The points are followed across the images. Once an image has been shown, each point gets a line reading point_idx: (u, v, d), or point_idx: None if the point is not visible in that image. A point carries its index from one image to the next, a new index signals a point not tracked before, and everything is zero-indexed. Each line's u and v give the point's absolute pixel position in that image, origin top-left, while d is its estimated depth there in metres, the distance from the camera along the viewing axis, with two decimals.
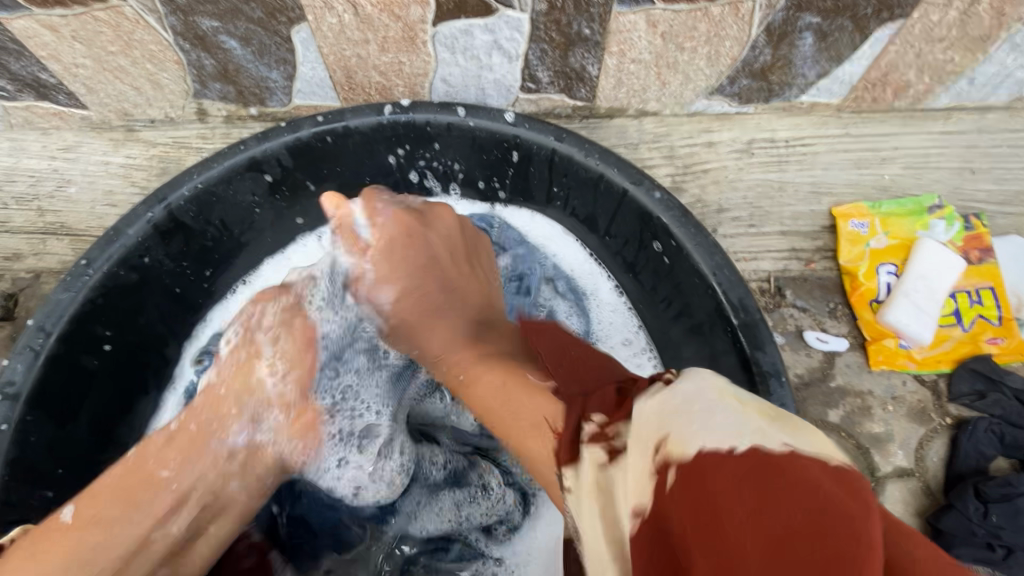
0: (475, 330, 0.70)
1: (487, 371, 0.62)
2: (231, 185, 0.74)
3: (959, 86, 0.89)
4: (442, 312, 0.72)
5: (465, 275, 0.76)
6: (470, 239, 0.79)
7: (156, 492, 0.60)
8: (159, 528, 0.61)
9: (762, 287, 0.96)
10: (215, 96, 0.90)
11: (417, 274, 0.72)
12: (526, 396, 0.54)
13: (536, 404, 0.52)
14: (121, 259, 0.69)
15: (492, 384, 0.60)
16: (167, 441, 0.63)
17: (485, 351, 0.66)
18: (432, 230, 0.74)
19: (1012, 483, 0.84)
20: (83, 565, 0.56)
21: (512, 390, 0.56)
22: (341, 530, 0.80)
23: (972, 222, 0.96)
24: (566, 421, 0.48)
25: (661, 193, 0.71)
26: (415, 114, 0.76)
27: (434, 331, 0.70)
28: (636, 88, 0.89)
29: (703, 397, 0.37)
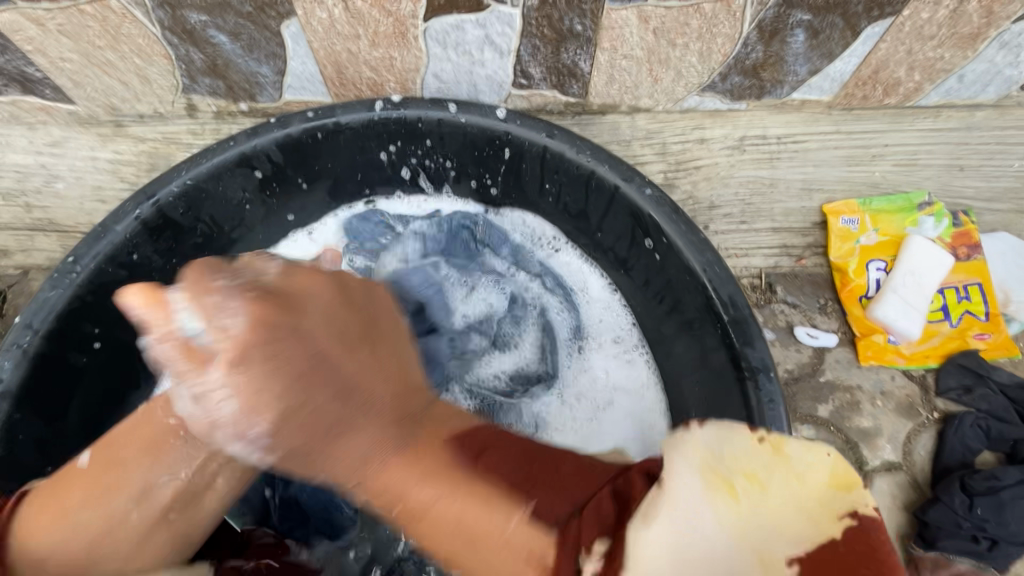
0: (401, 431, 0.48)
1: (437, 498, 0.44)
2: (221, 181, 0.74)
3: (949, 83, 0.88)
4: (353, 412, 0.48)
5: (371, 355, 0.52)
6: (358, 300, 0.56)
7: (168, 443, 0.61)
8: (162, 475, 0.61)
9: (753, 283, 0.98)
10: (204, 91, 0.89)
11: (313, 360, 0.47)
12: (483, 514, 0.43)
13: (514, 546, 0.41)
14: (110, 255, 0.69)
15: (443, 514, 0.44)
16: (173, 393, 0.63)
17: (423, 465, 0.46)
18: (304, 315, 0.48)
19: (998, 477, 0.85)
20: (95, 505, 0.58)
21: (466, 506, 0.43)
22: (332, 515, 0.79)
23: (961, 219, 0.98)
24: (557, 557, 0.40)
25: (651, 190, 0.72)
26: (406, 110, 0.75)
27: (353, 441, 0.47)
28: (628, 84, 0.88)
29: (695, 512, 0.36)
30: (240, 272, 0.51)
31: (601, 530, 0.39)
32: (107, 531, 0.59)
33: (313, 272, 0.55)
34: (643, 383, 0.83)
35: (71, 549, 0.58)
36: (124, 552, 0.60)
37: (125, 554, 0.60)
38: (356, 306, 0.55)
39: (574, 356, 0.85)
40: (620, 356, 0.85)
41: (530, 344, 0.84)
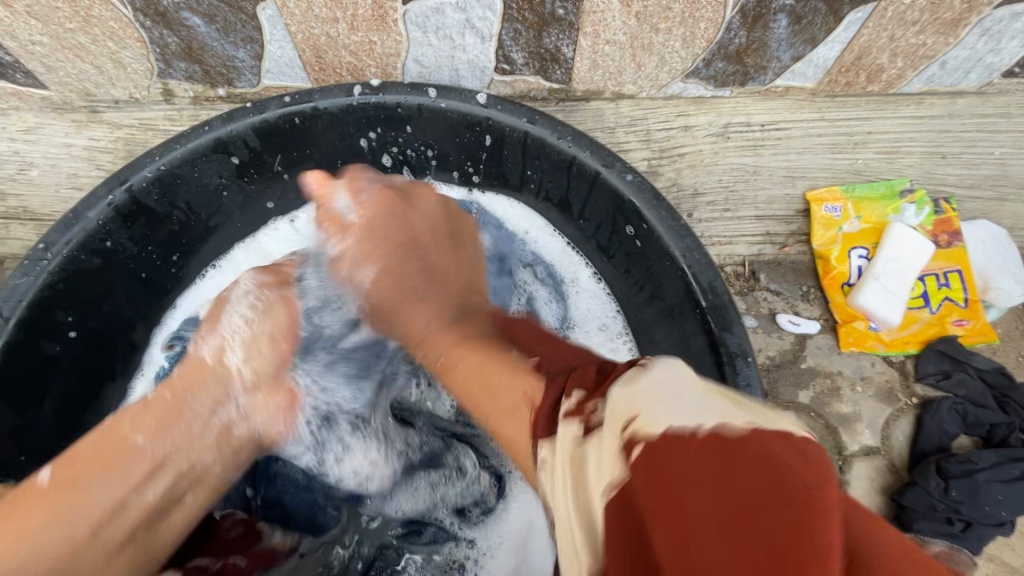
0: (453, 313, 0.67)
1: (463, 358, 0.58)
2: (196, 167, 0.73)
3: (930, 70, 0.89)
4: (424, 291, 0.69)
5: (456, 252, 0.76)
6: (453, 221, 0.78)
7: (133, 457, 0.60)
8: (132, 492, 0.59)
9: (736, 271, 0.98)
10: (180, 75, 0.88)
11: (396, 251, 0.71)
12: (509, 378, 0.50)
13: (512, 382, 0.49)
14: (81, 243, 0.67)
15: (472, 368, 0.55)
16: (144, 408, 0.62)
17: (468, 335, 0.62)
18: (412, 209, 0.74)
19: (972, 460, 0.86)
20: (59, 523, 0.56)
21: (484, 361, 0.55)
22: (315, 511, 0.79)
23: (942, 206, 0.98)
24: (544, 396, 0.45)
25: (633, 175, 0.71)
26: (385, 95, 0.74)
27: (423, 313, 0.68)
28: (611, 70, 0.88)
29: (677, 389, 0.35)
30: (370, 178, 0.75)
31: (583, 379, 0.43)
32: (72, 550, 0.56)
33: (430, 192, 0.78)
34: None
35: None
36: (91, 570, 0.58)
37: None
38: (423, 222, 0.73)
39: None
40: (604, 345, 0.84)
41: None
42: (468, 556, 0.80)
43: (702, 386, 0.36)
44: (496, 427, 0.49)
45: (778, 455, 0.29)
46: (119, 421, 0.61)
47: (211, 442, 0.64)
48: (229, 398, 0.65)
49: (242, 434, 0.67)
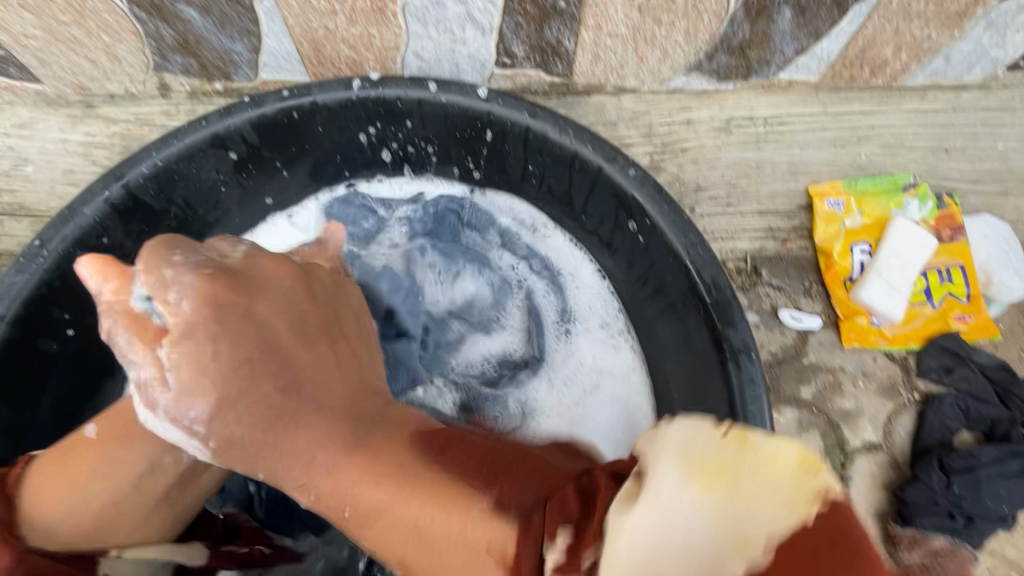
0: (356, 435, 0.48)
1: (389, 501, 0.44)
2: (194, 162, 0.72)
3: (934, 64, 0.89)
4: (304, 405, 0.49)
5: (331, 350, 0.54)
6: (323, 301, 0.58)
7: (166, 421, 0.61)
8: (166, 456, 0.60)
9: (739, 267, 0.96)
10: (177, 69, 0.87)
11: (267, 344, 0.51)
12: (455, 522, 0.42)
13: (462, 533, 0.42)
14: (77, 239, 0.66)
15: (402, 523, 0.43)
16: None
17: (382, 468, 0.46)
18: (257, 297, 0.52)
19: (975, 455, 0.86)
20: (104, 478, 0.58)
21: (421, 505, 0.43)
22: (319, 509, 0.78)
23: (945, 201, 0.97)
24: (518, 548, 0.41)
25: (636, 170, 0.70)
26: (384, 89, 0.73)
27: (332, 451, 0.47)
28: (613, 63, 0.87)
29: (671, 506, 0.34)
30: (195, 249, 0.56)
31: (567, 517, 0.39)
32: (112, 505, 0.59)
33: (280, 259, 0.58)
34: (630, 367, 0.82)
35: (78, 524, 0.59)
36: (131, 523, 0.61)
37: (127, 530, 0.61)
38: (289, 297, 0.54)
39: (561, 339, 0.83)
40: (607, 337, 0.83)
41: (515, 326, 0.83)
42: None
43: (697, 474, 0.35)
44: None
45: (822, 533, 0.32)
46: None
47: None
48: None
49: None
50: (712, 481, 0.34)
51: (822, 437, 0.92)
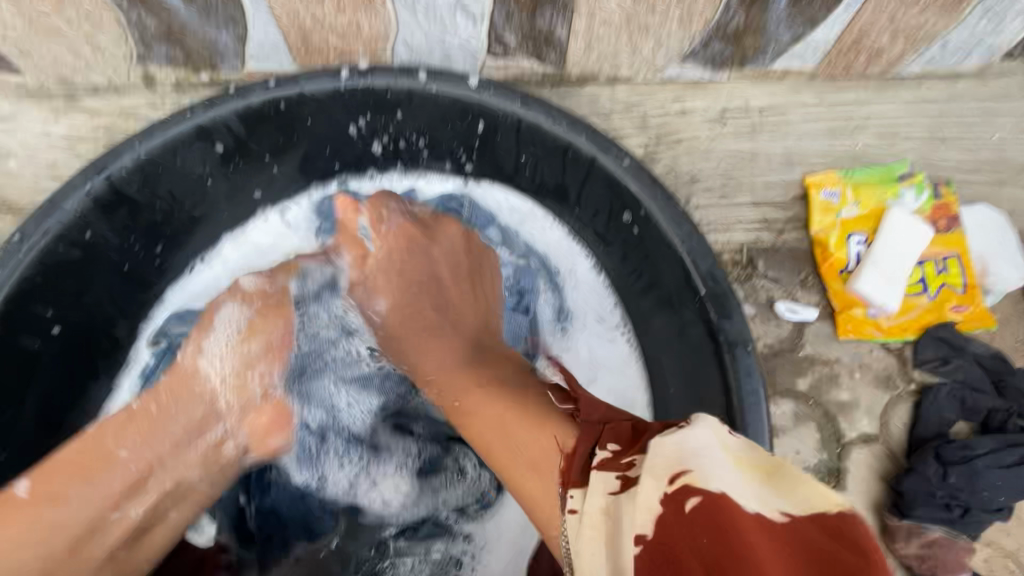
0: (472, 354, 0.65)
1: (481, 402, 0.56)
2: (178, 154, 0.70)
3: (931, 52, 0.89)
4: (450, 326, 0.69)
5: (471, 291, 0.73)
6: (475, 258, 0.76)
7: (114, 470, 0.58)
8: (115, 510, 0.57)
9: (734, 259, 0.95)
10: (161, 60, 0.85)
11: (466, 274, 0.74)
12: (542, 434, 0.49)
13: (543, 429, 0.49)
14: (59, 234, 0.65)
15: (490, 417, 0.53)
16: (126, 420, 0.60)
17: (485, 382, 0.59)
18: (434, 242, 0.74)
19: (971, 446, 0.86)
20: (33, 544, 0.53)
21: (524, 437, 0.49)
22: (310, 520, 0.76)
23: (941, 191, 0.97)
24: (576, 442, 0.46)
25: (630, 161, 0.69)
26: (373, 79, 0.72)
27: (450, 375, 0.61)
28: (607, 53, 0.86)
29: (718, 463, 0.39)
30: (401, 206, 0.75)
31: (617, 434, 0.46)
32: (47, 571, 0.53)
33: (406, 227, 0.73)
34: (626, 361, 0.81)
35: None
36: None
37: None
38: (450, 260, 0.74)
39: (558, 336, 0.83)
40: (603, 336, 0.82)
41: (511, 331, 0.82)
42: (465, 551, 0.78)
43: (737, 456, 0.40)
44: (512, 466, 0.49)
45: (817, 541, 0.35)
46: (101, 428, 0.60)
47: (201, 453, 0.64)
48: (217, 419, 0.65)
49: (231, 451, 0.66)
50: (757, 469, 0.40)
51: (818, 429, 0.91)
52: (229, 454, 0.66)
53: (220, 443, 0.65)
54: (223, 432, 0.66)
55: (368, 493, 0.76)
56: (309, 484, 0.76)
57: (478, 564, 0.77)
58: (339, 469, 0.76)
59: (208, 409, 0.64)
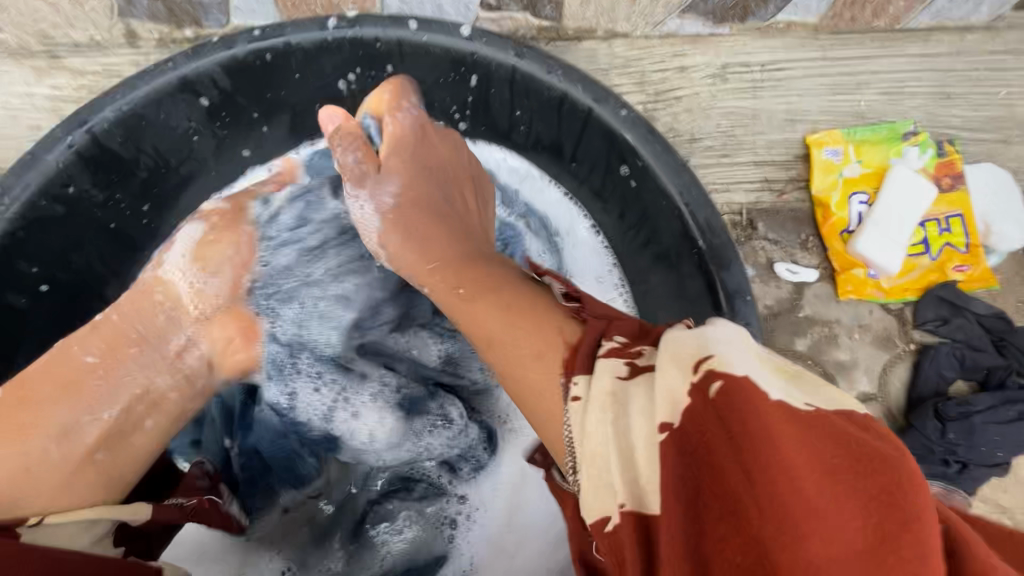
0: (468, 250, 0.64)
1: (481, 298, 0.53)
2: (162, 108, 0.68)
3: (939, 4, 0.86)
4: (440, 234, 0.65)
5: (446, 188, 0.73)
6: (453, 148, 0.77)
7: (88, 379, 0.57)
8: (87, 413, 0.56)
9: (734, 220, 0.94)
10: (143, 14, 0.82)
11: (424, 171, 0.73)
12: (542, 330, 0.45)
13: (541, 334, 0.46)
14: (42, 188, 0.63)
15: (494, 311, 0.50)
16: (93, 329, 0.60)
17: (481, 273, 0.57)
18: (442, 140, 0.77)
19: (970, 403, 0.86)
20: (16, 441, 0.52)
21: (523, 321, 0.47)
22: (294, 461, 0.77)
23: (945, 149, 0.95)
24: (582, 335, 0.44)
25: (627, 111, 0.67)
26: (362, 28, 0.69)
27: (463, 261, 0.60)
28: (604, 5, 0.83)
29: (751, 364, 0.35)
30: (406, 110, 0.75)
31: (624, 333, 0.43)
32: (29, 468, 0.52)
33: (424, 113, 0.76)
34: None
35: None
36: (46, 491, 0.52)
37: (41, 498, 0.51)
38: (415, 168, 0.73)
39: None
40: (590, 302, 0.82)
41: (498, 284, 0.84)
42: (460, 511, 0.77)
43: (761, 358, 0.37)
44: (518, 381, 0.45)
45: (888, 468, 0.30)
46: (69, 339, 0.59)
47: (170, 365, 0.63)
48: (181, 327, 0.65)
49: (195, 361, 0.66)
50: (781, 372, 0.36)
51: None
52: (193, 364, 0.65)
53: (183, 350, 0.65)
54: (186, 340, 0.65)
55: (347, 426, 0.75)
56: (281, 403, 0.75)
57: (473, 523, 0.77)
58: (314, 393, 0.74)
59: (169, 318, 0.65)
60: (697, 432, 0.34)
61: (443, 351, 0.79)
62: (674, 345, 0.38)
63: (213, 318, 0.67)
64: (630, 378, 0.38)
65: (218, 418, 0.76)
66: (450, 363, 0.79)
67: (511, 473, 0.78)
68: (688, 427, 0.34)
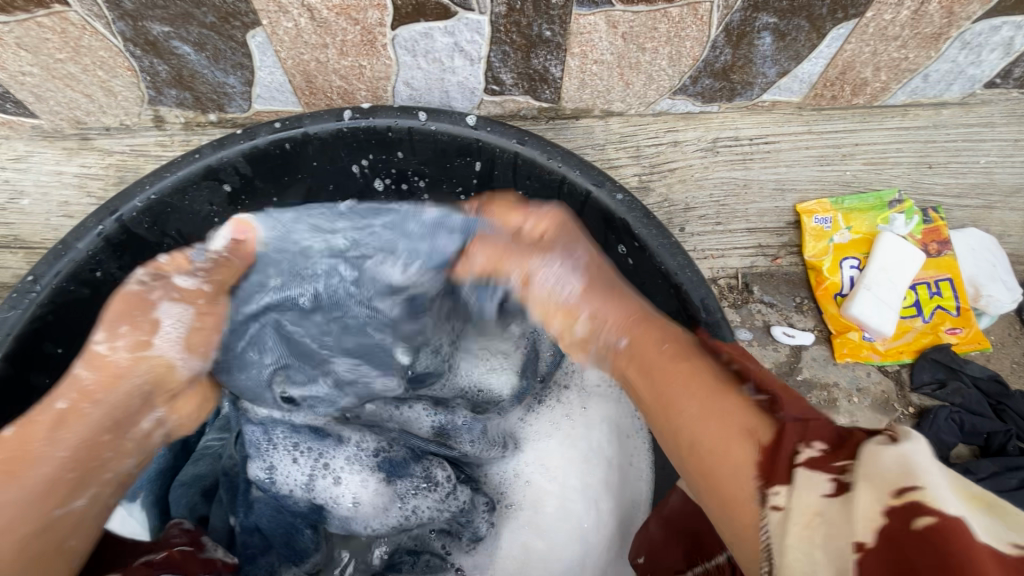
0: (643, 323, 0.56)
1: (656, 390, 0.51)
2: (187, 195, 0.73)
3: (914, 82, 0.90)
4: (608, 275, 0.62)
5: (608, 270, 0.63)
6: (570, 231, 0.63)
7: (41, 466, 0.51)
8: (60, 505, 0.52)
9: (730, 283, 1.00)
10: (171, 103, 0.88)
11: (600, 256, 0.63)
12: (729, 441, 0.44)
13: (739, 419, 0.45)
14: (70, 273, 0.67)
15: (652, 398, 0.52)
16: (56, 421, 0.54)
17: (678, 344, 0.54)
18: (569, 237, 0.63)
19: (971, 471, 0.87)
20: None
21: (702, 424, 0.46)
22: (291, 536, 0.74)
23: (930, 216, 0.99)
24: (778, 437, 0.43)
25: (623, 195, 0.71)
26: (375, 118, 0.74)
27: (611, 305, 0.58)
28: (600, 89, 0.89)
29: (939, 477, 0.36)
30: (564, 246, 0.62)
31: (827, 442, 0.41)
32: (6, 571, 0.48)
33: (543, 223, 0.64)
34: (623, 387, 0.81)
35: None
36: None
37: None
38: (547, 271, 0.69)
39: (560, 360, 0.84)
40: (593, 391, 0.82)
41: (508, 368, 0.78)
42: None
43: (953, 481, 0.37)
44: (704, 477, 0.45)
45: None
46: (30, 430, 0.53)
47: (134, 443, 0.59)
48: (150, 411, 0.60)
49: (157, 438, 0.62)
50: (973, 498, 0.37)
51: None
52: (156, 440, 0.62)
53: (151, 432, 0.61)
54: (154, 423, 0.61)
55: (330, 493, 0.72)
56: (264, 479, 0.71)
57: None
58: (292, 465, 0.70)
59: (141, 401, 0.58)
60: (904, 553, 0.33)
61: (436, 423, 0.76)
62: (877, 460, 0.37)
63: (179, 394, 0.62)
64: (838, 496, 0.37)
65: (225, 494, 0.75)
66: (443, 433, 0.76)
67: (514, 545, 0.79)
68: (903, 553, 0.33)
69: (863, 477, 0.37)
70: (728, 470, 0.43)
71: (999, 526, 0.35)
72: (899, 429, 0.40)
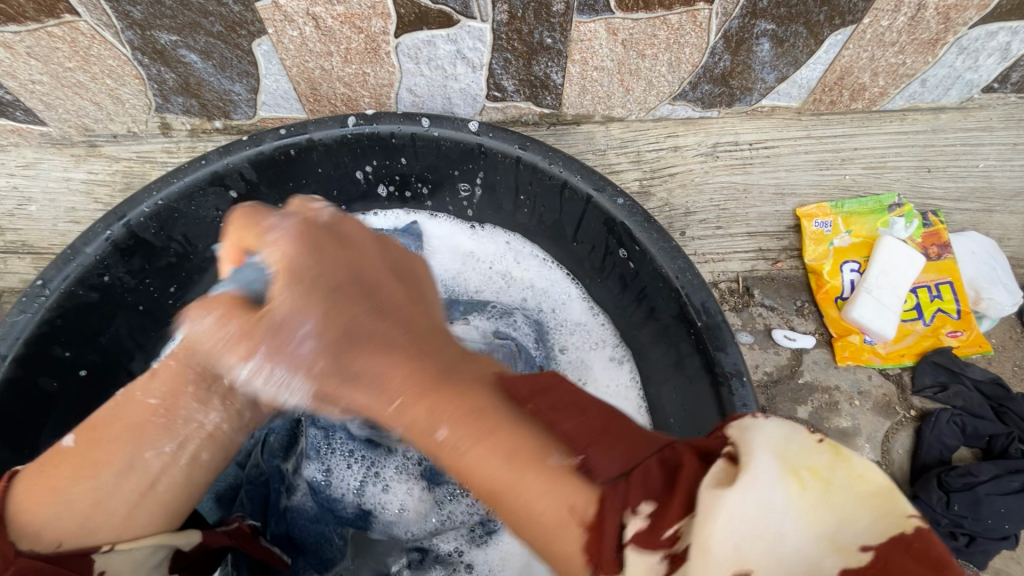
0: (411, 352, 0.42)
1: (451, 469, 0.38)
2: (193, 201, 0.74)
3: (912, 88, 0.92)
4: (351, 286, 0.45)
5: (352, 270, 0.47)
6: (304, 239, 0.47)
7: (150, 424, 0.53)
8: (148, 450, 0.52)
9: (731, 287, 0.97)
10: (178, 110, 0.90)
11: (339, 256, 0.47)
12: (550, 530, 0.35)
13: (557, 494, 0.36)
14: (78, 278, 0.68)
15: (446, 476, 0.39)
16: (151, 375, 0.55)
17: (465, 408, 0.38)
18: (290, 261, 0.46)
19: (973, 473, 0.86)
20: (88, 477, 0.50)
21: (520, 514, 0.36)
22: (321, 547, 0.71)
23: (930, 219, 0.99)
24: (599, 510, 0.35)
25: (624, 200, 0.72)
26: (379, 124, 0.75)
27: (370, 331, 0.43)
28: (601, 95, 0.90)
29: (773, 500, 0.32)
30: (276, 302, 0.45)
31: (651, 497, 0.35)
32: (100, 503, 0.50)
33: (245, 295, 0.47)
34: (625, 388, 0.83)
35: (65, 521, 0.48)
36: (113, 526, 0.50)
37: (113, 526, 0.50)
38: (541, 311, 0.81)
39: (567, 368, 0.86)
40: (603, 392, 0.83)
41: None
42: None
43: (796, 463, 0.33)
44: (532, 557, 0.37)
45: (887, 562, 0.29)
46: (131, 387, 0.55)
47: None
48: None
49: None
50: (808, 474, 0.33)
51: None
52: None
53: None
54: None
55: (379, 499, 0.73)
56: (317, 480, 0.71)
57: None
58: (347, 469, 0.72)
59: None
60: None
61: None
62: (712, 515, 0.32)
63: None
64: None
65: (249, 503, 0.73)
66: None
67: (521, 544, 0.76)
68: None
69: (696, 552, 0.31)
70: (558, 560, 0.35)
71: (834, 509, 0.32)
72: (736, 443, 0.35)
